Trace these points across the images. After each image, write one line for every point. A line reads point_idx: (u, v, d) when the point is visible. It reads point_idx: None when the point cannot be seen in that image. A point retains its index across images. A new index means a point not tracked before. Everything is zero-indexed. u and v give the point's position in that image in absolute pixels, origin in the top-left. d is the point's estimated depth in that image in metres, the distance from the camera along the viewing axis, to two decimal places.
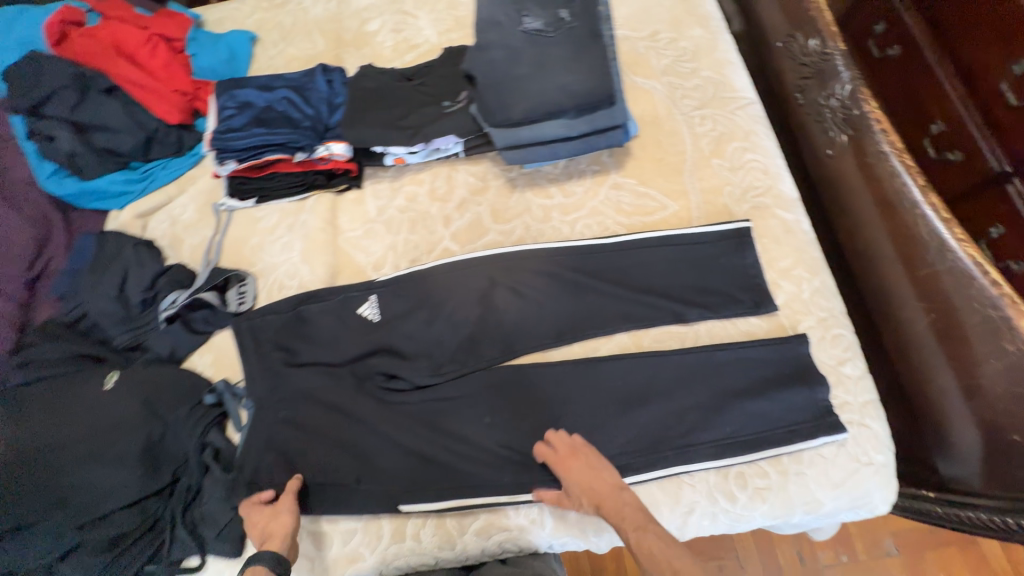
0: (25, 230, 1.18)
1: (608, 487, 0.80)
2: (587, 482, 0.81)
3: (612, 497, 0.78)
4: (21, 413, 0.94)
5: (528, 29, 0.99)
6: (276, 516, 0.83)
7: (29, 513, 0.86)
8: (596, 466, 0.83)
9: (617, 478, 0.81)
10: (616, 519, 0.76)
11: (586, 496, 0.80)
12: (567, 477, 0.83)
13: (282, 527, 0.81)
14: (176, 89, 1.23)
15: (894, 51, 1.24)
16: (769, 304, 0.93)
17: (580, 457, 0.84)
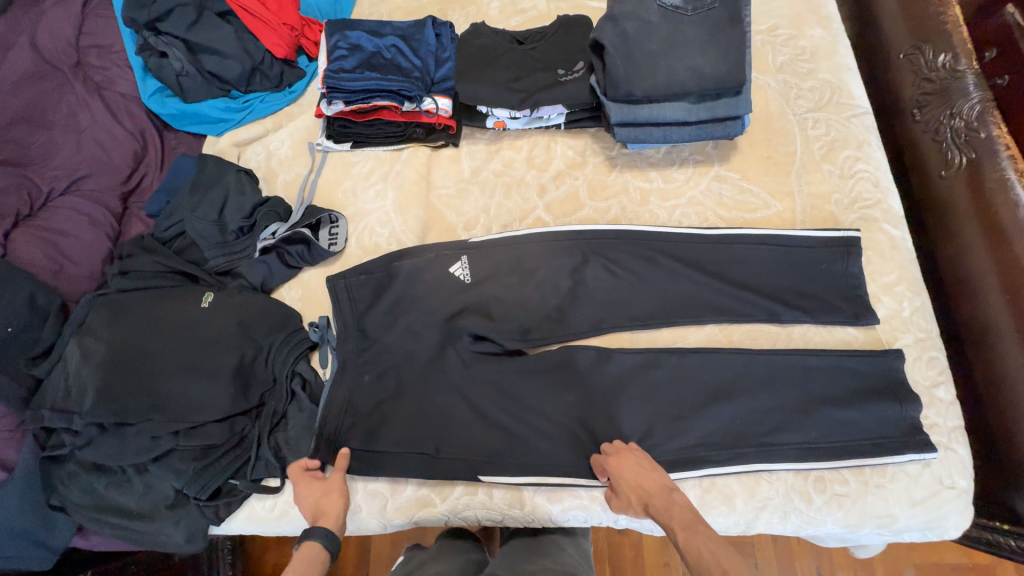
0: (125, 143, 1.19)
1: (658, 487, 0.77)
2: (635, 479, 0.79)
3: (662, 497, 0.74)
4: (123, 319, 0.98)
5: (665, 4, 0.96)
6: (328, 495, 0.87)
7: (129, 413, 0.89)
8: (648, 468, 0.81)
9: (668, 481, 0.78)
10: (665, 520, 0.71)
11: (633, 493, 0.78)
12: (617, 473, 0.81)
13: (335, 507, 0.86)
14: (285, 21, 1.22)
15: (1003, 80, 0.99)
16: (871, 317, 0.92)
17: (627, 455, 0.83)
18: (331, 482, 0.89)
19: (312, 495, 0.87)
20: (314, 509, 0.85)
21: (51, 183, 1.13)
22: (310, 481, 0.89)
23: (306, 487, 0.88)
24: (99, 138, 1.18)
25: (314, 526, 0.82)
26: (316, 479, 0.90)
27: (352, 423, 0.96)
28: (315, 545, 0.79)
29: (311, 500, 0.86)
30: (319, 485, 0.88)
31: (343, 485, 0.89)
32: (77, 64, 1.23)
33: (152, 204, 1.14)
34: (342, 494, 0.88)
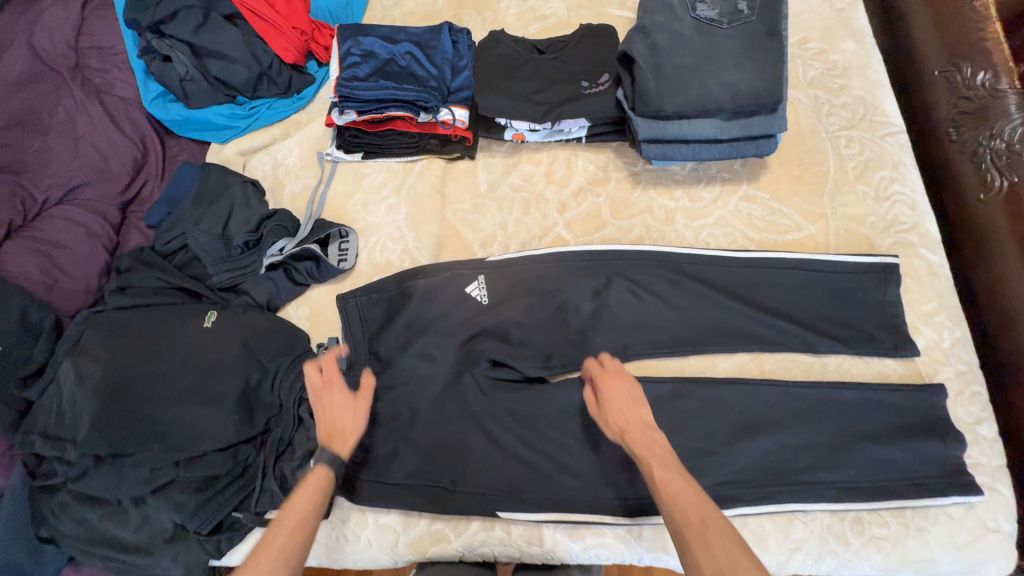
0: (124, 149, 1.14)
1: (640, 422, 0.74)
2: (619, 406, 0.77)
3: (641, 433, 0.73)
4: (121, 339, 0.93)
5: (700, 17, 0.92)
6: (344, 416, 0.82)
7: (127, 442, 0.84)
8: (635, 401, 0.77)
9: (650, 417, 0.75)
10: (642, 453, 0.70)
11: (613, 418, 0.76)
12: (605, 395, 0.79)
13: (349, 429, 0.81)
14: (295, 25, 1.17)
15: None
16: (910, 349, 0.88)
17: (616, 382, 0.79)
18: (348, 400, 0.83)
19: (328, 412, 0.82)
20: (329, 425, 0.81)
21: (46, 192, 1.07)
22: (328, 393, 0.84)
23: (325, 400, 0.83)
24: (97, 145, 1.12)
25: (325, 449, 0.78)
26: (334, 392, 0.84)
27: (364, 453, 0.92)
28: (325, 469, 0.75)
29: (328, 416, 0.82)
30: (343, 401, 0.83)
31: (362, 406, 0.83)
32: (76, 66, 1.17)
33: (152, 214, 1.09)
34: (358, 417, 0.82)
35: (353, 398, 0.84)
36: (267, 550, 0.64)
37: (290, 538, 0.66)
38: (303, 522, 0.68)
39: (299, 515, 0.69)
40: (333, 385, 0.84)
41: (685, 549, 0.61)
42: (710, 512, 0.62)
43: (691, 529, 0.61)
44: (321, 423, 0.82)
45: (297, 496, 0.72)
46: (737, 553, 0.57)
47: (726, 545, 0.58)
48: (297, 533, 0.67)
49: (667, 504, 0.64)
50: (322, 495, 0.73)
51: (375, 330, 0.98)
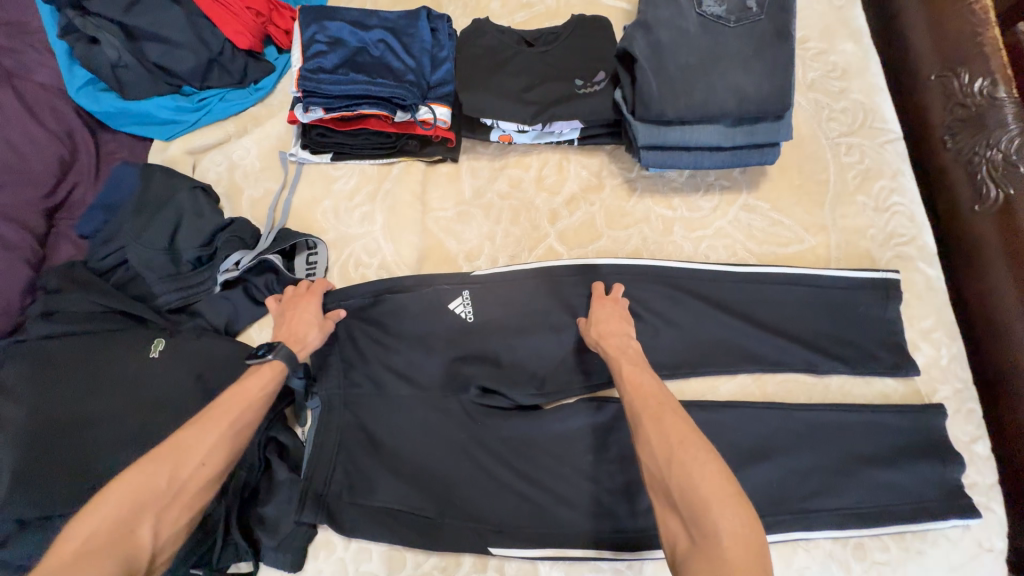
0: (47, 146, 0.97)
1: (620, 334, 0.80)
2: (605, 322, 0.82)
3: (617, 339, 0.79)
4: (50, 376, 0.80)
5: (705, 13, 0.85)
6: (309, 326, 0.82)
7: (61, 499, 0.73)
8: (621, 317, 0.83)
9: (632, 332, 0.82)
10: (616, 356, 0.76)
11: (595, 328, 0.83)
12: (594, 310, 0.85)
13: (308, 340, 0.81)
14: (249, 4, 1.03)
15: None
16: (910, 368, 0.86)
17: (609, 302, 0.85)
18: (318, 315, 0.84)
19: (297, 318, 0.83)
20: (293, 330, 0.82)
21: None
22: (305, 300, 0.85)
23: (299, 306, 0.85)
24: (12, 140, 0.95)
25: (282, 345, 0.77)
26: (311, 303, 0.86)
27: (345, 482, 0.83)
28: (280, 365, 0.76)
29: (293, 321, 0.83)
30: (312, 314, 0.84)
31: (328, 325, 0.84)
32: None
33: (85, 223, 0.94)
34: (321, 334, 0.83)
35: (322, 316, 0.85)
36: (214, 423, 0.67)
37: (235, 414, 0.69)
38: (251, 405, 0.71)
39: (249, 397, 0.71)
40: (307, 299, 0.86)
41: (641, 428, 0.65)
42: (670, 401, 0.67)
43: (648, 411, 0.66)
44: (284, 326, 0.83)
45: (249, 380, 0.73)
46: (688, 432, 0.62)
47: (679, 425, 0.63)
48: (244, 415, 0.70)
49: (631, 394, 0.69)
50: (274, 385, 0.74)
51: (350, 357, 0.88)
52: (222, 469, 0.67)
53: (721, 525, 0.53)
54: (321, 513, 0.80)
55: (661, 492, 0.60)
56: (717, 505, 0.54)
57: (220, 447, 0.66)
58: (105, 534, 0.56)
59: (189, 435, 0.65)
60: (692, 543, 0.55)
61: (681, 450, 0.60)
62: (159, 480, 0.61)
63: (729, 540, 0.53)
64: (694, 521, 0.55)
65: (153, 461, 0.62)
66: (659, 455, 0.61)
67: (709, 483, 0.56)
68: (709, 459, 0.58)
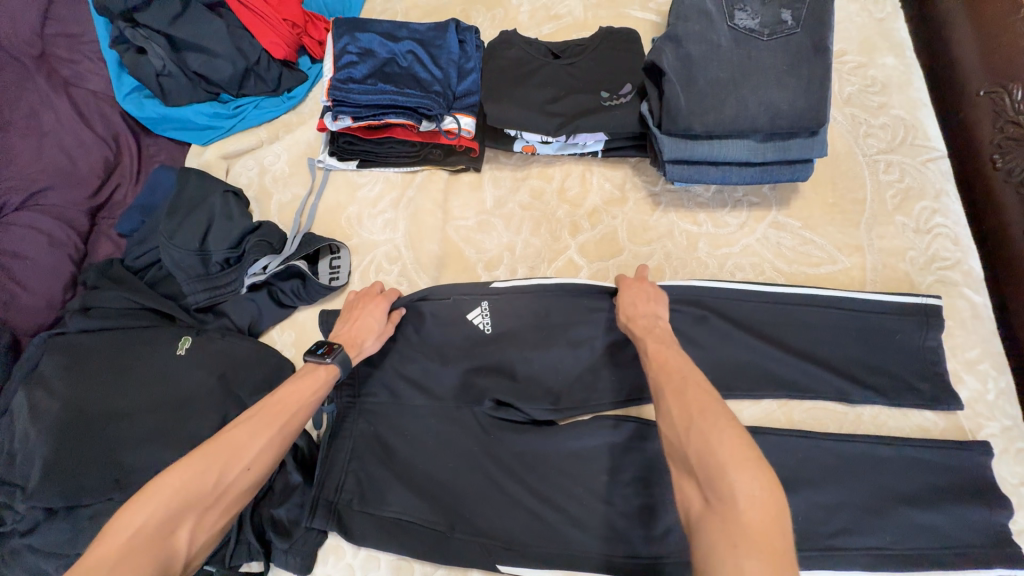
0: (93, 149, 1.03)
1: (648, 315, 0.78)
2: (633, 303, 0.80)
3: (645, 321, 0.76)
4: (84, 369, 0.84)
5: (738, 26, 0.83)
6: (369, 331, 0.83)
7: (86, 489, 0.75)
8: (651, 297, 0.80)
9: (663, 313, 0.79)
10: (642, 335, 0.74)
11: (623, 310, 0.80)
12: (621, 295, 0.83)
13: (365, 345, 0.82)
14: (286, 17, 1.07)
15: None
16: (952, 402, 0.80)
17: (637, 283, 0.83)
18: (381, 322, 0.85)
19: (362, 319, 0.84)
20: (354, 332, 0.82)
21: (4, 197, 0.96)
22: (373, 303, 0.86)
23: (367, 308, 0.85)
24: (64, 144, 1.01)
25: (343, 348, 0.78)
26: (378, 307, 0.86)
27: (356, 488, 0.83)
28: (336, 369, 0.76)
29: (355, 322, 0.83)
30: (376, 319, 0.84)
31: (386, 334, 0.85)
32: (40, 54, 1.05)
33: (124, 223, 0.99)
34: (377, 342, 0.83)
35: (384, 323, 0.85)
36: (263, 425, 0.68)
37: (284, 418, 0.69)
38: (302, 410, 0.71)
39: (299, 403, 0.71)
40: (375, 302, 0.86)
41: (662, 400, 0.62)
42: (693, 374, 0.63)
43: (671, 384, 0.63)
44: (348, 325, 0.83)
45: (300, 383, 0.73)
46: (710, 400, 0.59)
47: (700, 395, 0.59)
48: (290, 423, 0.70)
49: (655, 367, 0.67)
50: (324, 391, 0.75)
51: (367, 363, 0.89)
52: (263, 477, 0.67)
53: (737, 487, 0.51)
54: (333, 520, 0.81)
55: (678, 459, 0.58)
56: (735, 469, 0.52)
57: (266, 452, 0.66)
58: (150, 531, 0.56)
59: (238, 436, 0.66)
60: (705, 505, 0.52)
61: (700, 417, 0.57)
62: (207, 479, 0.62)
63: (745, 503, 0.50)
64: (709, 483, 0.52)
65: (201, 459, 0.62)
66: (679, 424, 0.58)
67: (727, 447, 0.53)
68: (730, 427, 0.55)
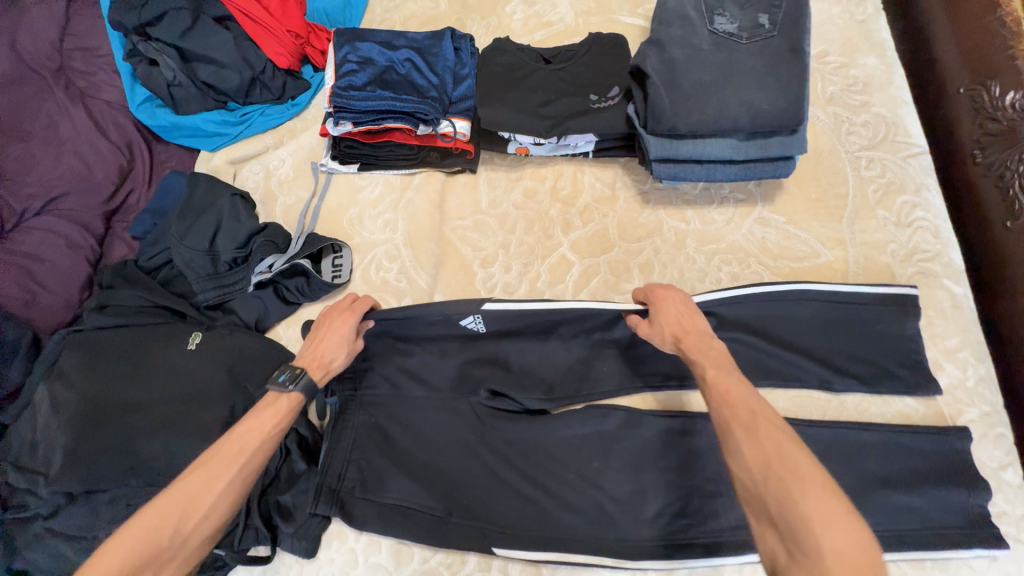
0: (108, 156, 1.08)
1: (697, 331, 0.74)
2: (676, 316, 0.76)
3: (698, 339, 0.72)
4: (100, 363, 0.88)
5: (717, 30, 0.87)
6: (336, 350, 0.81)
7: (103, 475, 0.79)
8: (690, 311, 0.77)
9: (704, 325, 0.75)
10: (695, 358, 0.70)
11: (669, 326, 0.75)
12: (656, 306, 0.79)
13: (333, 364, 0.81)
14: (290, 28, 1.13)
15: None
16: (932, 387, 0.83)
17: (674, 296, 0.80)
18: (349, 337, 0.83)
19: (327, 337, 0.82)
20: (321, 350, 0.81)
21: (26, 203, 1.02)
22: (340, 320, 0.83)
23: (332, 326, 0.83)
24: (82, 152, 1.07)
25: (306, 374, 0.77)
26: (346, 322, 0.83)
27: (358, 476, 0.87)
28: (298, 396, 0.76)
29: (321, 340, 0.81)
30: (343, 335, 0.82)
31: (355, 349, 0.83)
32: (58, 68, 1.12)
33: (137, 226, 1.03)
34: (347, 358, 0.82)
35: (352, 338, 0.83)
36: (219, 471, 0.67)
37: (243, 458, 0.68)
38: (263, 444, 0.70)
39: (258, 440, 0.71)
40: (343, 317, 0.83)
41: (732, 441, 0.60)
42: (763, 410, 0.61)
43: (740, 424, 0.61)
44: (313, 345, 0.81)
45: (258, 420, 0.73)
46: (787, 443, 0.57)
47: (777, 436, 0.58)
48: (248, 464, 0.69)
49: (719, 402, 0.64)
50: (285, 422, 0.74)
51: (367, 356, 0.93)
52: (223, 523, 0.66)
53: (824, 544, 0.50)
54: (335, 505, 0.85)
55: (756, 506, 0.56)
56: (820, 523, 0.51)
57: (223, 499, 0.65)
58: None
59: (194, 485, 0.65)
60: (790, 557, 0.52)
61: (779, 464, 0.56)
62: (163, 532, 0.61)
63: (834, 559, 0.49)
64: (793, 537, 0.51)
65: (156, 512, 0.62)
66: (757, 473, 0.57)
67: (812, 499, 0.52)
68: (811, 474, 0.54)
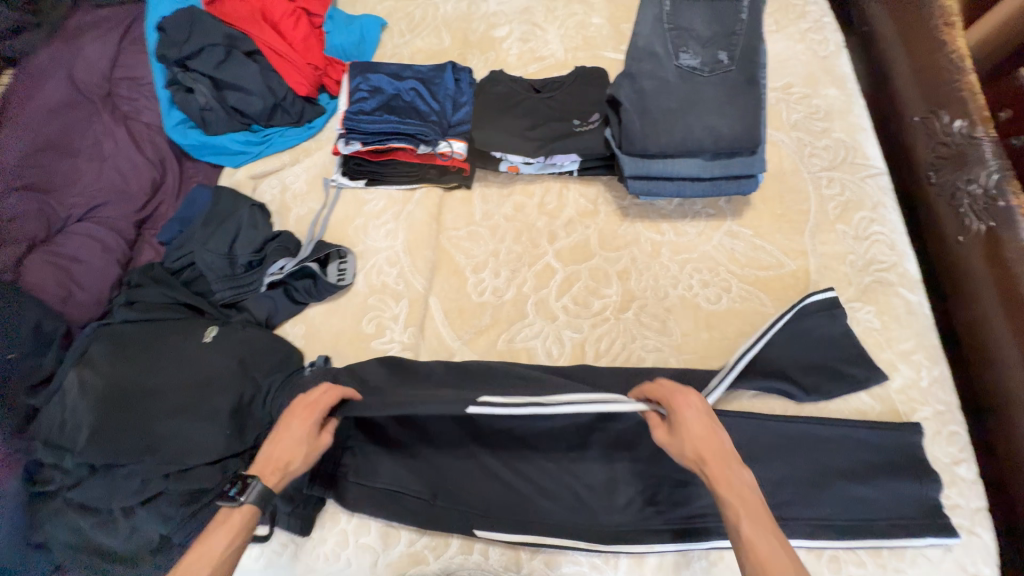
0: (144, 170, 1.21)
1: (724, 456, 0.67)
2: (700, 434, 0.69)
3: (727, 470, 0.65)
4: (124, 351, 0.97)
5: (682, 65, 0.98)
6: (294, 451, 0.76)
7: (122, 452, 0.87)
8: (713, 425, 0.70)
9: (727, 442, 0.69)
10: (725, 495, 0.64)
11: (692, 445, 0.68)
12: (677, 416, 0.71)
13: (291, 467, 0.75)
14: (310, 62, 1.29)
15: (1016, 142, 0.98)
16: (878, 373, 0.90)
17: (694, 403, 0.71)
18: (309, 436, 0.78)
19: (285, 438, 0.77)
20: (279, 454, 0.76)
21: (70, 210, 1.15)
22: (300, 418, 0.78)
23: (290, 425, 0.78)
24: (121, 167, 1.20)
25: (259, 483, 0.72)
26: (306, 419, 0.78)
27: (352, 460, 0.94)
28: (252, 508, 0.71)
29: (279, 441, 0.77)
30: (301, 435, 0.77)
31: (317, 448, 0.78)
32: (107, 94, 1.27)
33: (165, 232, 1.15)
34: (306, 460, 0.76)
35: (312, 437, 0.78)
36: None
37: None
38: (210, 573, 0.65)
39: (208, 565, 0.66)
40: (303, 413, 0.78)
41: None
42: None
43: None
44: (272, 446, 0.77)
45: (210, 540, 0.69)
46: None
47: None
48: None
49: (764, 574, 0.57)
50: (238, 541, 0.70)
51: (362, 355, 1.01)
52: None
53: None
54: (329, 489, 0.91)
55: None
56: None
57: None
58: None
59: None
60: None
61: None
62: None
63: None
64: None
65: None
66: None
67: None
68: None
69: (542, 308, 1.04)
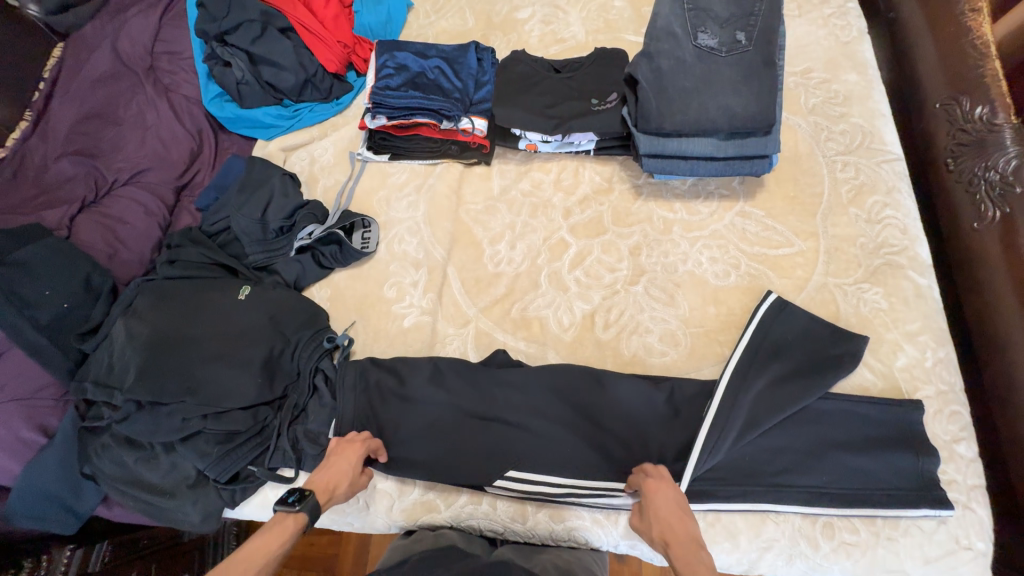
0: (183, 140, 1.29)
1: (687, 538, 0.71)
2: (665, 514, 0.75)
3: (686, 548, 0.69)
4: (166, 303, 1.05)
5: (701, 45, 1.00)
6: (342, 479, 0.85)
7: (164, 393, 0.95)
8: (681, 509, 0.75)
9: (694, 529, 0.73)
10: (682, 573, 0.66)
11: (657, 527, 0.74)
12: (649, 497, 0.78)
13: (337, 494, 0.84)
14: (339, 39, 1.33)
15: None
16: (859, 336, 0.92)
17: (665, 487, 0.78)
18: (355, 469, 0.87)
19: (334, 467, 0.86)
20: (329, 478, 0.84)
21: (116, 174, 1.23)
22: (350, 449, 0.88)
23: (340, 455, 0.87)
24: (162, 137, 1.28)
25: (314, 496, 0.79)
26: (355, 453, 0.88)
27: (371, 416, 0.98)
28: (303, 518, 0.77)
29: (330, 467, 0.86)
30: (349, 466, 0.86)
31: (357, 482, 0.87)
32: (149, 67, 1.35)
33: (202, 199, 1.22)
34: (350, 490, 0.85)
35: (356, 471, 0.87)
36: None
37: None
38: (264, 566, 0.70)
39: (263, 561, 0.70)
40: (352, 448, 0.89)
41: None
42: None
43: None
44: (323, 470, 0.85)
45: (264, 538, 0.73)
46: None
47: None
48: None
49: None
50: (287, 545, 0.74)
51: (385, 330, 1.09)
52: None
53: None
54: None
55: None
56: None
57: None
58: None
59: None
60: None
61: None
62: None
63: None
64: None
65: None
66: None
67: None
68: None
69: (555, 280, 1.09)
